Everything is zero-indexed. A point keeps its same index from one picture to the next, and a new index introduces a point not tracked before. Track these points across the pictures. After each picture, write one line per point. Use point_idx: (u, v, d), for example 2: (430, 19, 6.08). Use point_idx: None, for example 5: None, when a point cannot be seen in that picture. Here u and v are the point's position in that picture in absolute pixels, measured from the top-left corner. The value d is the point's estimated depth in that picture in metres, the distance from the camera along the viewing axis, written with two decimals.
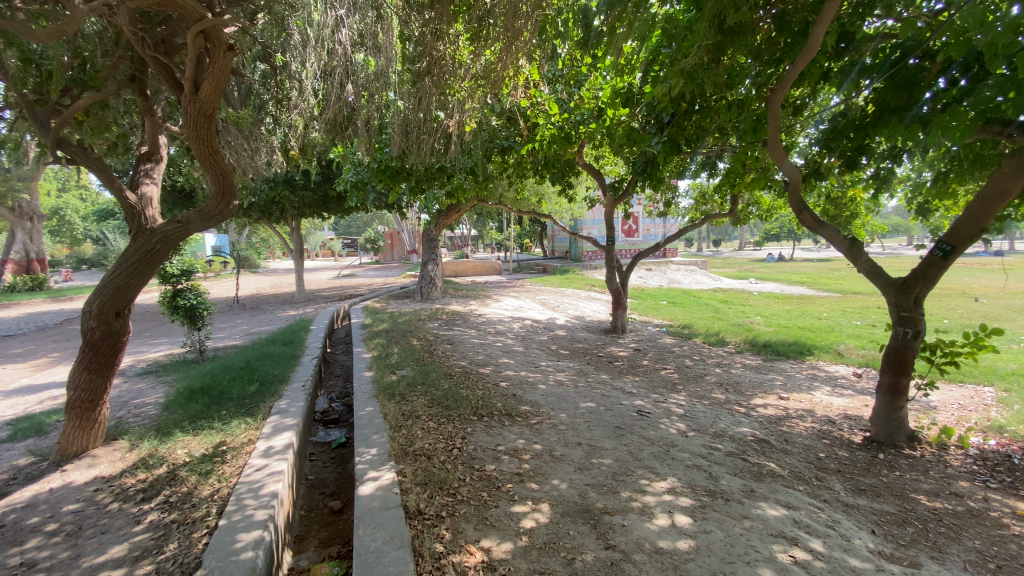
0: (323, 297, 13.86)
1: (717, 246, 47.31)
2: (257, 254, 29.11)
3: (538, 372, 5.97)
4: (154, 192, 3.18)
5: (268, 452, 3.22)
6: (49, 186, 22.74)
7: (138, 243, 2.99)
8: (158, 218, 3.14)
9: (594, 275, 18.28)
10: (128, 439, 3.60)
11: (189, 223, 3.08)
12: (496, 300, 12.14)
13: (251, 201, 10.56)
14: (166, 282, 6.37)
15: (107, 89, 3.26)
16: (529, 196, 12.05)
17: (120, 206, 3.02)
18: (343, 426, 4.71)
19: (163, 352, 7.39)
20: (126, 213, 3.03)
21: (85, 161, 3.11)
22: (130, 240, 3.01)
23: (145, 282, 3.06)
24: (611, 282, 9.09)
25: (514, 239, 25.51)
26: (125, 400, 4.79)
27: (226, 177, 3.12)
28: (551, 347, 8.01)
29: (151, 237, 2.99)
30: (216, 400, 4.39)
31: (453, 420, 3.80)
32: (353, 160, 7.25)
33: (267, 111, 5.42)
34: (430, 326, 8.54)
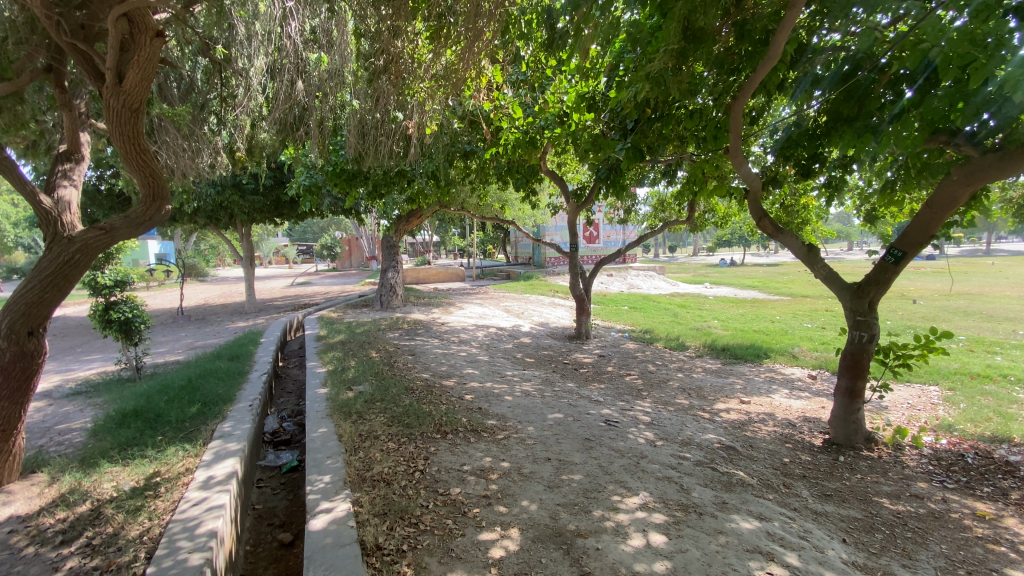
0: (276, 307, 13.21)
1: (674, 252, 48.66)
2: (205, 262, 27.70)
3: (503, 383, 5.80)
4: (73, 196, 2.83)
5: (208, 483, 2.91)
6: None
7: (53, 253, 2.64)
8: (78, 224, 2.79)
9: (557, 281, 18.32)
10: (49, 471, 3.18)
11: (116, 229, 2.76)
12: (458, 308, 11.92)
13: (196, 206, 9.94)
14: (97, 293, 5.83)
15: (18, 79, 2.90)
16: (491, 202, 11.92)
17: (32, 211, 2.67)
18: (295, 448, 4.38)
19: (95, 370, 6.77)
20: (38, 220, 2.68)
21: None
22: (44, 250, 2.66)
23: (64, 296, 2.71)
24: (574, 288, 9.06)
25: (476, 245, 25.33)
26: (47, 426, 4.30)
27: (157, 179, 2.82)
28: (516, 356, 7.86)
29: (69, 246, 2.65)
30: (152, 424, 3.99)
31: (414, 440, 3.58)
32: (306, 163, 6.91)
33: (211, 110, 5.05)
34: (390, 336, 8.22)
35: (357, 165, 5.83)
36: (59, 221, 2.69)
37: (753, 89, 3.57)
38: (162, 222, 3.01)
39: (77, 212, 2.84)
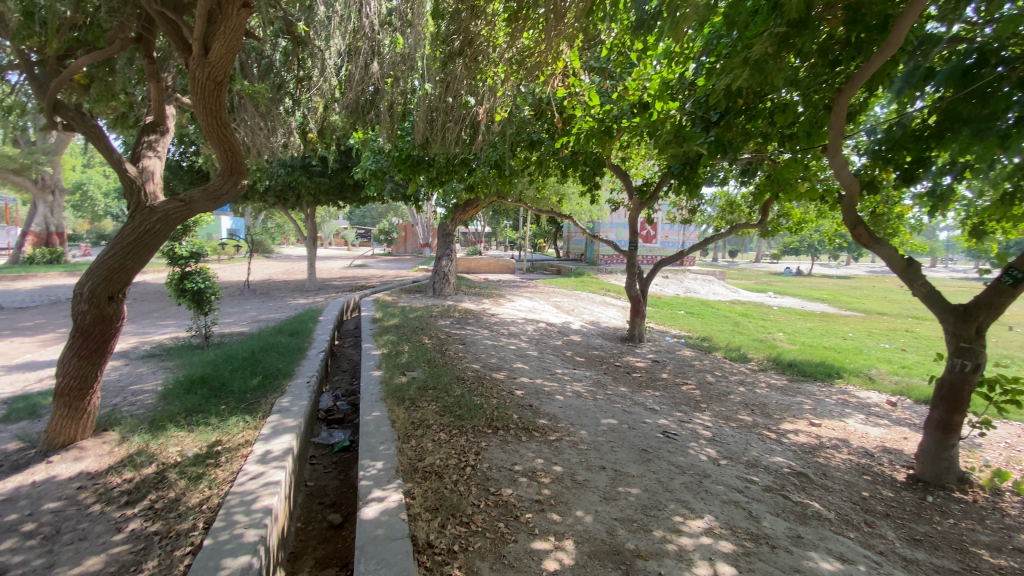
0: (334, 287, 13.64)
1: (734, 257, 46.53)
2: (272, 240, 29.16)
3: (554, 381, 5.65)
4: (156, 166, 2.90)
5: (265, 458, 2.94)
6: (72, 160, 22.91)
7: (136, 221, 2.72)
8: (160, 195, 2.86)
9: (609, 279, 17.90)
10: (120, 431, 3.33)
11: (193, 201, 2.79)
12: (509, 300, 11.85)
13: (267, 185, 10.36)
14: (175, 263, 6.14)
15: (110, 47, 2.94)
16: (549, 195, 11.74)
17: (118, 179, 2.75)
18: (347, 428, 4.42)
19: (168, 335, 7.19)
20: (124, 187, 2.76)
21: (83, 129, 2.84)
22: (128, 218, 2.74)
23: (142, 264, 2.78)
24: (630, 288, 8.77)
25: (529, 238, 25.21)
26: (123, 385, 4.56)
27: (235, 154, 2.83)
28: (566, 354, 7.68)
29: (150, 216, 2.72)
30: (216, 393, 4.13)
31: (466, 433, 3.49)
32: (373, 148, 7.00)
33: (287, 91, 5.12)
34: (441, 323, 8.25)
35: (422, 151, 5.81)
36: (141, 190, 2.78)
37: (863, 83, 3.21)
38: (237, 196, 3.04)
39: (160, 182, 2.92)
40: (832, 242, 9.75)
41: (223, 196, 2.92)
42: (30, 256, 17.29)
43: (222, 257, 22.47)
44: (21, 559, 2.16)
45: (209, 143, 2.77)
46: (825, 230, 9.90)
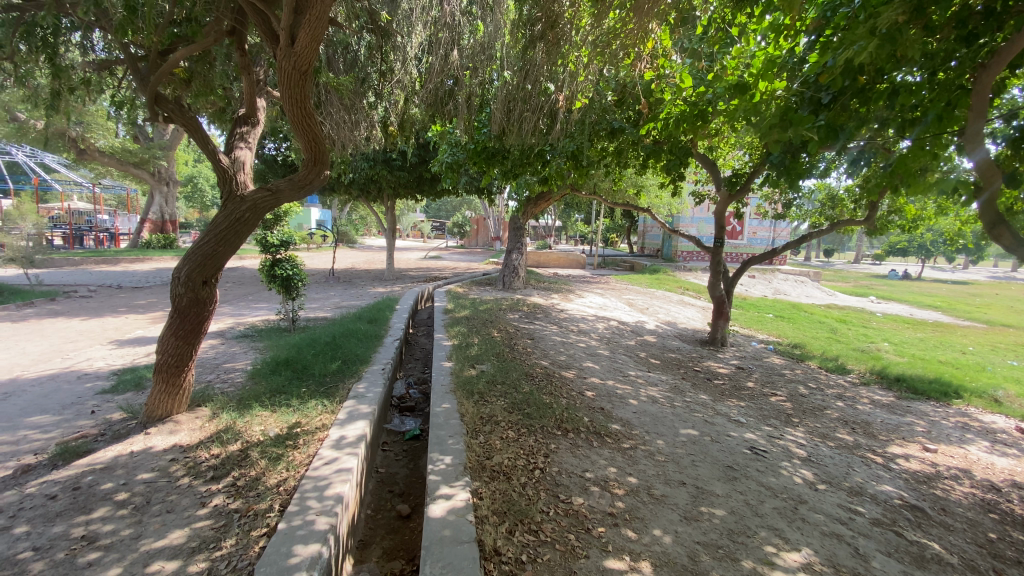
0: (410, 277, 14.06)
1: (827, 257, 42.76)
2: (354, 230, 30.77)
3: (627, 384, 5.39)
4: (247, 157, 3.02)
5: (339, 444, 2.98)
6: (186, 155, 25.46)
7: (228, 210, 2.84)
8: (249, 184, 2.97)
9: (687, 277, 17.04)
10: (211, 407, 3.57)
11: (279, 191, 2.87)
12: (580, 296, 11.60)
13: (351, 178, 10.83)
14: (267, 251, 6.54)
15: (206, 40, 2.99)
16: (626, 187, 11.31)
17: (213, 169, 2.88)
18: (419, 417, 4.45)
19: (260, 317, 7.73)
20: (218, 177, 2.89)
21: (180, 119, 2.97)
22: (221, 206, 2.87)
23: (233, 251, 2.91)
24: (714, 289, 8.39)
25: (601, 233, 24.63)
26: (218, 363, 4.92)
27: (319, 144, 2.88)
28: (639, 356, 7.34)
29: (241, 205, 2.82)
30: (299, 375, 4.32)
31: (535, 432, 3.37)
32: (450, 140, 7.05)
33: (370, 84, 5.13)
34: (511, 317, 8.20)
35: (498, 142, 5.73)
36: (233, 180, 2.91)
37: (1012, 60, 2.68)
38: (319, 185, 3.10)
39: (250, 172, 3.04)
40: (956, 243, 8.54)
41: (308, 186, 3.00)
42: (150, 242, 19.43)
43: (310, 246, 24.03)
44: (114, 527, 2.34)
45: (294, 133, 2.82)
46: (947, 229, 8.69)
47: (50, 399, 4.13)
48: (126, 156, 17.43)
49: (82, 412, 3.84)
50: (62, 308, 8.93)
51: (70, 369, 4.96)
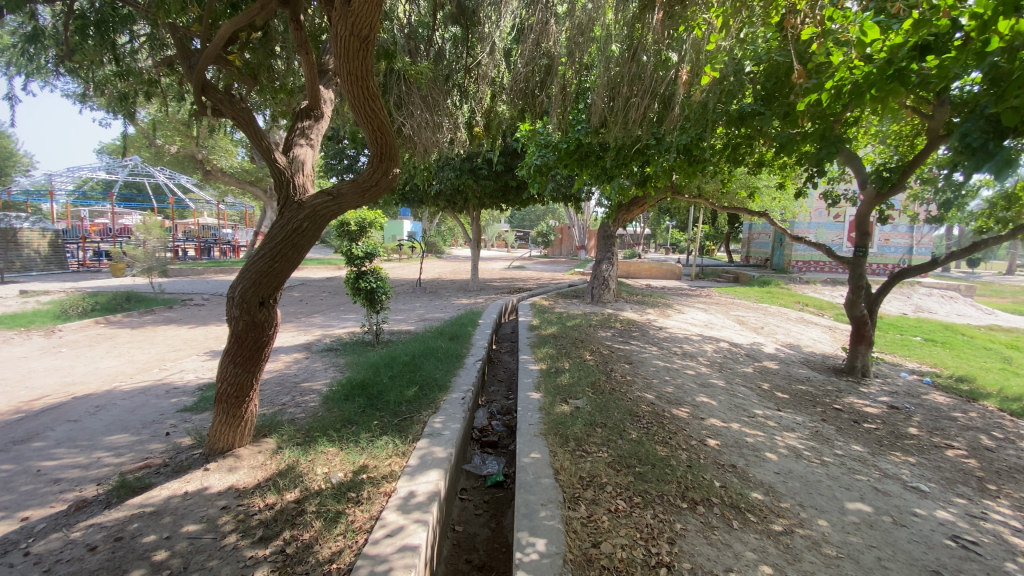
0: (494, 288, 13.70)
1: (973, 267, 36.60)
2: (442, 241, 31.55)
3: (755, 432, 4.34)
4: (308, 155, 2.60)
5: (406, 504, 2.41)
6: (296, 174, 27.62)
7: (285, 218, 2.40)
8: (309, 187, 2.53)
9: (802, 290, 15.03)
10: (277, 439, 3.18)
11: (341, 195, 2.41)
12: (679, 311, 10.46)
13: (437, 187, 10.65)
14: (351, 263, 6.27)
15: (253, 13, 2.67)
16: (736, 189, 10.10)
17: (269, 170, 2.48)
18: (502, 457, 3.81)
19: (345, 329, 7.62)
20: (274, 180, 2.48)
21: (230, 113, 2.65)
22: (278, 214, 2.44)
23: (293, 267, 2.48)
24: (855, 309, 7.18)
25: (698, 241, 22.87)
26: (296, 381, 4.64)
27: (386, 135, 2.37)
28: (760, 390, 6.16)
29: (298, 213, 2.38)
30: (372, 402, 3.84)
31: (653, 505, 2.57)
32: (539, 142, 6.46)
33: (455, 81, 4.61)
34: (604, 336, 7.36)
35: (597, 138, 5.00)
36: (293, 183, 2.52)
37: None
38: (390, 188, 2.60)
39: (311, 173, 2.61)
40: None
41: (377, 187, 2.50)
42: None
43: (400, 257, 24.86)
44: None
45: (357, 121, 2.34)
46: None
47: (135, 415, 4.04)
48: (243, 176, 19.03)
49: (158, 433, 3.66)
50: (176, 315, 9.54)
51: (163, 382, 4.96)
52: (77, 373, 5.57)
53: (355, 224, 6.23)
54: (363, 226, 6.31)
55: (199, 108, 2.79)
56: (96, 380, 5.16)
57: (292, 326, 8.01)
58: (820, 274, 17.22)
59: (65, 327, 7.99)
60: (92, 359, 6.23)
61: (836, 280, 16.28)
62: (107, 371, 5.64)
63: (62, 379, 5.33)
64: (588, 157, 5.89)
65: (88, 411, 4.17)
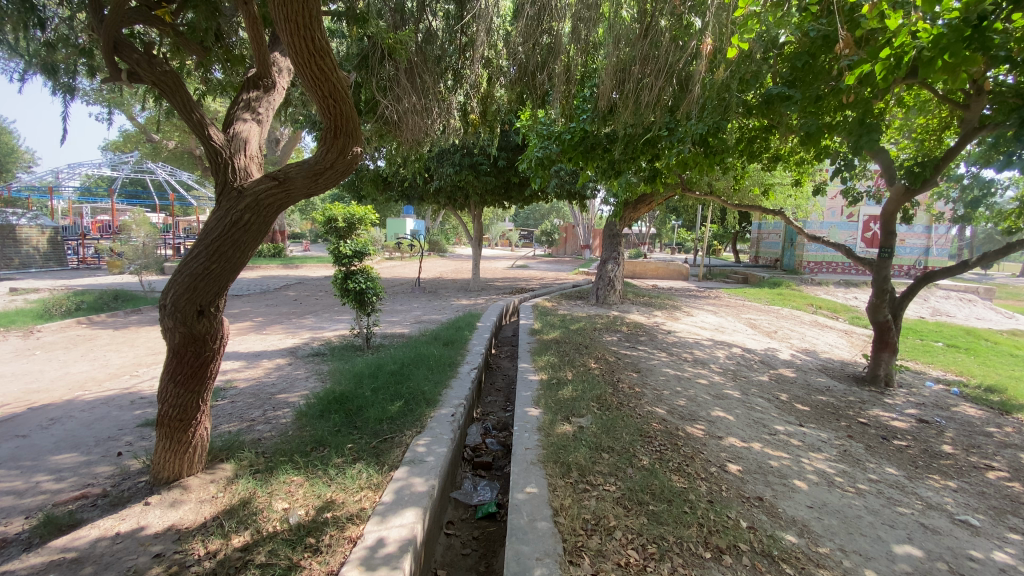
0: (497, 288, 13.29)
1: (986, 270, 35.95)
2: (446, 240, 31.23)
3: (780, 454, 3.89)
4: (251, 132, 2.25)
5: (373, 555, 1.99)
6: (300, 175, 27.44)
7: (224, 208, 2.01)
8: (253, 170, 2.15)
9: (815, 292, 14.53)
10: (234, 466, 2.76)
11: (289, 180, 2.04)
12: (688, 314, 10.01)
13: (437, 183, 10.20)
14: (339, 262, 5.82)
15: None
16: (750, 186, 9.63)
17: (204, 150, 2.11)
18: (496, 482, 3.39)
19: (337, 331, 7.22)
20: (211, 162, 2.11)
21: (150, 77, 2.31)
22: (215, 204, 2.04)
23: (237, 269, 2.08)
24: (879, 313, 6.73)
25: (707, 241, 22.40)
26: (273, 392, 4.23)
27: (341, 103, 2.03)
28: (778, 402, 5.70)
29: (238, 202, 2.00)
30: (350, 419, 3.42)
31: (672, 557, 2.14)
32: (542, 132, 6.02)
33: (448, 63, 4.17)
34: (609, 341, 6.91)
35: (605, 126, 4.57)
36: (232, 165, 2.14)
37: None
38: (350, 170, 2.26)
39: (256, 153, 2.25)
40: None
41: (335, 168, 2.16)
42: (260, 251, 20.71)
43: (403, 255, 24.49)
44: None
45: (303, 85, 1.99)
46: None
47: (90, 430, 3.63)
48: None
49: (110, 452, 3.24)
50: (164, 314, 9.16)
51: (131, 390, 4.57)
52: (45, 379, 5.19)
53: (342, 221, 5.70)
54: (351, 223, 5.78)
55: (112, 72, 2.45)
56: (61, 387, 4.76)
57: (281, 328, 7.60)
58: (833, 275, 16.67)
59: (44, 327, 7.61)
60: (64, 363, 5.84)
61: (849, 281, 15.75)
62: (77, 377, 5.25)
63: (26, 385, 4.94)
64: (594, 150, 5.43)
65: (40, 424, 3.76)
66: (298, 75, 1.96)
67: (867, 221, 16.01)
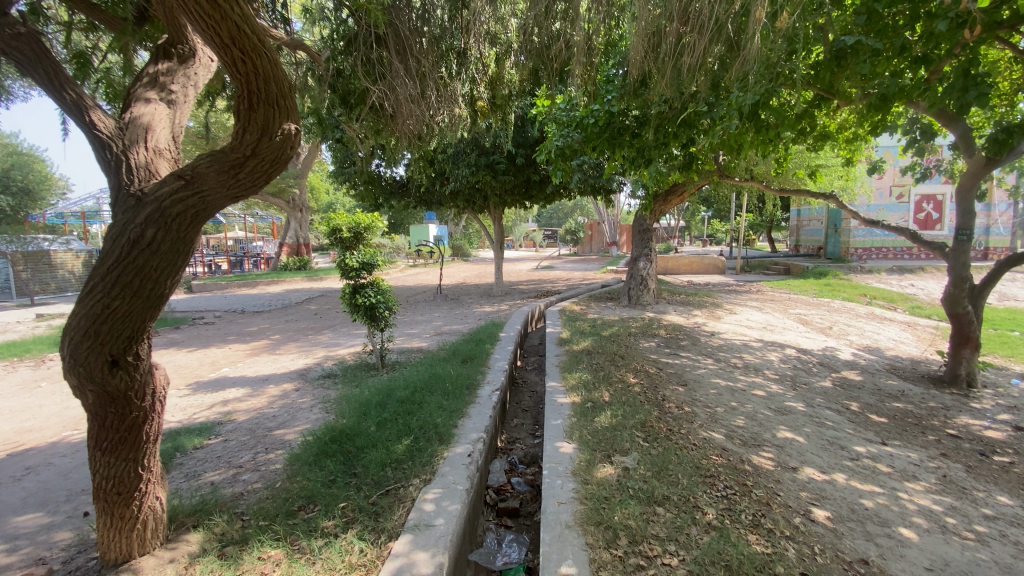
0: (521, 292, 12.72)
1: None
2: (469, 243, 30.84)
3: (870, 488, 3.16)
4: (157, 118, 2.02)
5: None
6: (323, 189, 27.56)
7: (123, 223, 1.72)
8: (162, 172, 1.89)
9: (867, 281, 13.41)
10: (202, 537, 2.25)
11: (197, 178, 1.73)
12: (731, 313, 9.19)
13: (452, 186, 9.67)
14: (347, 276, 5.33)
15: None
16: (793, 168, 8.79)
17: (100, 153, 1.86)
18: (524, 535, 2.82)
19: (352, 348, 6.76)
20: (110, 167, 1.84)
21: None
22: (114, 220, 1.76)
23: (153, 302, 1.80)
24: (958, 304, 5.89)
25: (741, 232, 21.29)
26: (270, 427, 3.75)
27: (251, 58, 1.64)
28: (849, 413, 4.92)
29: (138, 212, 1.70)
30: (349, 463, 2.89)
31: None
32: (561, 121, 5.40)
33: (452, 42, 3.58)
34: (647, 348, 6.22)
35: (636, 100, 3.92)
36: (127, 161, 1.85)
37: None
38: (285, 159, 1.89)
39: (164, 148, 1.99)
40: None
41: (261, 156, 1.79)
42: (286, 265, 20.75)
43: (427, 262, 24.19)
44: None
45: (203, 36, 1.61)
46: None
47: (65, 481, 3.22)
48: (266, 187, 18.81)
49: (76, 513, 2.80)
50: (182, 334, 8.88)
51: None
52: (43, 414, 4.87)
53: (348, 231, 5.20)
54: (358, 232, 5.27)
55: None
56: (54, 426, 4.41)
57: (295, 346, 7.20)
58: (884, 261, 15.41)
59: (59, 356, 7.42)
60: (68, 396, 5.54)
61: (903, 267, 14.51)
62: (77, 412, 4.92)
63: (21, 424, 4.63)
64: (620, 135, 4.81)
65: (14, 476, 3.36)
66: (193, 24, 1.58)
67: (921, 201, 14.75)
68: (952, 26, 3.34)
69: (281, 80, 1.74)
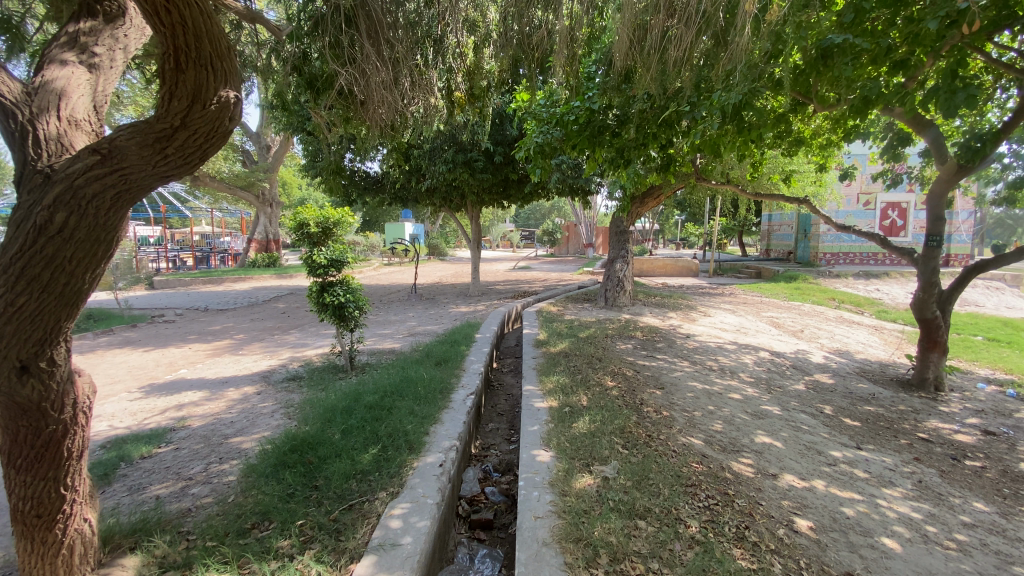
0: (498, 292, 12.56)
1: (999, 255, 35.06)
2: (445, 242, 30.51)
3: (850, 496, 3.13)
4: (74, 85, 1.82)
5: None
6: (295, 184, 26.85)
7: (29, 203, 1.55)
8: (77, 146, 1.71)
9: (835, 286, 13.74)
10: (140, 561, 2.02)
11: (117, 150, 1.59)
12: (706, 315, 9.23)
13: (428, 183, 9.44)
14: (313, 273, 5.08)
15: None
16: (768, 173, 8.90)
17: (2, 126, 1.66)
18: (498, 549, 2.66)
19: (320, 349, 6.48)
20: (14, 142, 1.65)
21: None
22: (20, 201, 1.59)
23: (70, 297, 1.64)
24: (927, 309, 6.01)
25: (714, 236, 21.64)
26: (227, 434, 3.49)
27: (175, 10, 1.55)
28: (824, 417, 4.93)
29: (48, 191, 1.54)
30: (310, 475, 2.68)
31: None
32: (540, 117, 5.27)
33: (428, 28, 3.40)
34: (624, 350, 6.15)
35: (618, 95, 3.82)
36: (35, 131, 1.65)
37: None
38: (223, 133, 1.77)
39: (85, 124, 1.81)
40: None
41: (193, 128, 1.68)
42: (254, 261, 20.08)
43: (401, 261, 23.79)
44: None
45: None
46: None
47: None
48: (234, 180, 18.15)
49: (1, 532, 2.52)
50: (139, 332, 8.40)
51: None
52: None
53: (315, 226, 4.95)
54: (327, 228, 5.03)
55: None
56: None
57: (259, 346, 6.87)
58: (851, 266, 15.84)
59: None
60: None
61: (869, 272, 14.93)
62: None
63: None
64: (601, 134, 4.71)
65: None
66: None
67: (885, 209, 15.22)
68: (939, 26, 3.33)
69: (215, 40, 1.66)
